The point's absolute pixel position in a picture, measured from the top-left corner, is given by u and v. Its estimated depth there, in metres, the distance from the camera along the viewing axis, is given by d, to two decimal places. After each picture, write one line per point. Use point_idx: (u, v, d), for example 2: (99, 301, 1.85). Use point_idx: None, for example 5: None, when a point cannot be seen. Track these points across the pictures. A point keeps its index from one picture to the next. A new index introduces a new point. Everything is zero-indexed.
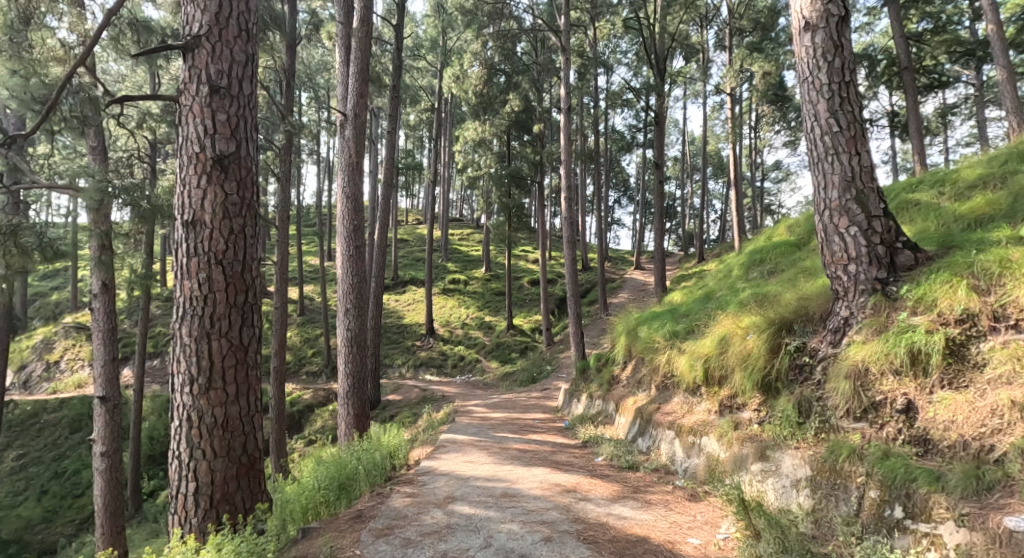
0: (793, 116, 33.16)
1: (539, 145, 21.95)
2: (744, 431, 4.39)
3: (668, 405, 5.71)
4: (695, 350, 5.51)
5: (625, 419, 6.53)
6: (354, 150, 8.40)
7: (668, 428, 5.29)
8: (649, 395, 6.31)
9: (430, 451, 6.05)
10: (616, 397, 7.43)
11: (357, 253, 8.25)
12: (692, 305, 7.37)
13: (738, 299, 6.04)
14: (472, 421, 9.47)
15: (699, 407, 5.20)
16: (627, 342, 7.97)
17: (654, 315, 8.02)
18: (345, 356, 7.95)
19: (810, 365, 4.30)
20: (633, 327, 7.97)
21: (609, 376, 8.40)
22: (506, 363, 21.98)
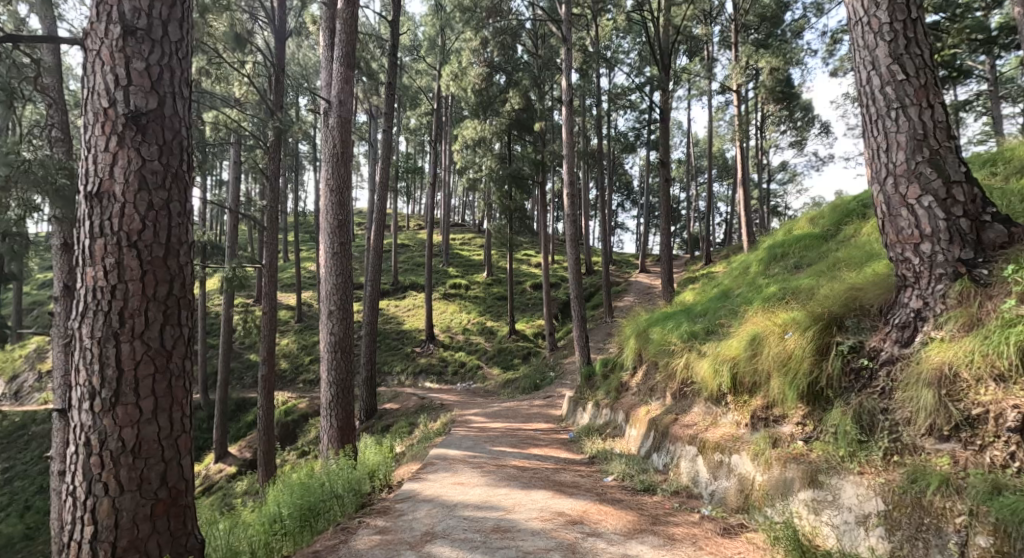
0: (799, 116, 32.61)
1: (542, 144, 21.31)
2: (786, 450, 3.76)
3: (687, 417, 5.08)
4: (720, 352, 4.90)
5: (637, 432, 5.89)
6: (338, 139, 7.78)
7: (688, 444, 4.66)
8: (663, 406, 5.68)
9: (417, 470, 5.40)
10: (624, 407, 6.80)
11: (342, 249, 7.58)
12: (709, 304, 6.75)
13: (764, 294, 5.42)
14: (469, 433, 8.80)
15: (725, 419, 4.57)
16: (637, 346, 7.32)
17: (667, 316, 7.41)
18: (329, 363, 7.30)
19: (870, 369, 3.66)
20: (643, 328, 7.35)
21: (616, 383, 7.74)
22: (508, 369, 21.31)
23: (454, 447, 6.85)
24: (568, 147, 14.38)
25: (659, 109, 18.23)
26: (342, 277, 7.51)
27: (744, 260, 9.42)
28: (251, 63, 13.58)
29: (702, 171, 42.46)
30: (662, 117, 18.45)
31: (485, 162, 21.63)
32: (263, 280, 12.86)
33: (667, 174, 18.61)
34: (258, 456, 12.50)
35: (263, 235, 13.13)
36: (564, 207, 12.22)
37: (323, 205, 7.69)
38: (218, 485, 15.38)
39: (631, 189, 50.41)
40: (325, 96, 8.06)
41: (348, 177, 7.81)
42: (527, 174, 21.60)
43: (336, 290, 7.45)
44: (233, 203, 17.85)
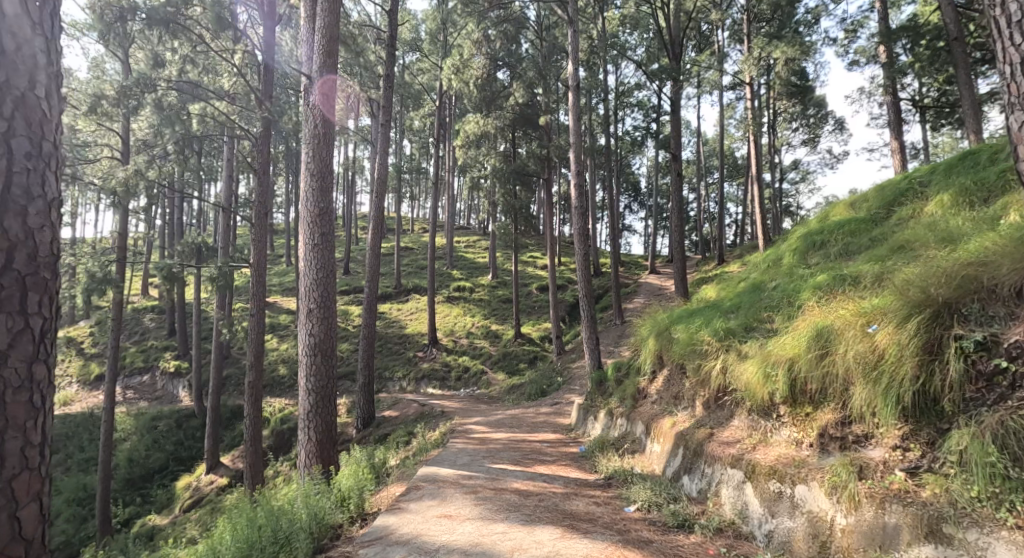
0: (811, 112, 31.74)
1: (547, 139, 20.50)
2: (880, 485, 3.24)
3: (725, 431, 4.60)
4: (766, 353, 4.46)
5: (659, 448, 5.38)
6: (320, 119, 7.02)
7: (732, 467, 4.18)
8: (691, 417, 5.17)
9: (399, 495, 4.59)
10: (641, 416, 6.20)
11: (323, 239, 6.78)
12: (742, 298, 6.04)
13: (813, 281, 4.84)
14: (468, 445, 7.99)
15: (777, 436, 4.13)
16: (655, 348, 6.56)
17: (690, 312, 6.71)
18: (307, 367, 6.46)
19: (1010, 375, 3.02)
20: (663, 325, 6.73)
21: (633, 391, 6.95)
22: (514, 374, 20.42)
23: (448, 464, 6.08)
24: (574, 140, 13.59)
25: (670, 101, 17.35)
26: (323, 271, 6.69)
27: (770, 252, 8.54)
28: (240, 51, 12.80)
29: (712, 170, 41.55)
30: (672, 109, 17.57)
31: (489, 159, 20.86)
32: (250, 280, 12.09)
33: (679, 168, 17.74)
34: (244, 470, 11.79)
35: (251, 231, 12.38)
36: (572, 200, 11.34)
37: (302, 192, 6.90)
38: (209, 498, 14.61)
39: (638, 191, 49.53)
40: (305, 71, 7.25)
41: (331, 160, 7.03)
42: (532, 171, 20.85)
43: (317, 285, 6.65)
44: (228, 202, 17.17)
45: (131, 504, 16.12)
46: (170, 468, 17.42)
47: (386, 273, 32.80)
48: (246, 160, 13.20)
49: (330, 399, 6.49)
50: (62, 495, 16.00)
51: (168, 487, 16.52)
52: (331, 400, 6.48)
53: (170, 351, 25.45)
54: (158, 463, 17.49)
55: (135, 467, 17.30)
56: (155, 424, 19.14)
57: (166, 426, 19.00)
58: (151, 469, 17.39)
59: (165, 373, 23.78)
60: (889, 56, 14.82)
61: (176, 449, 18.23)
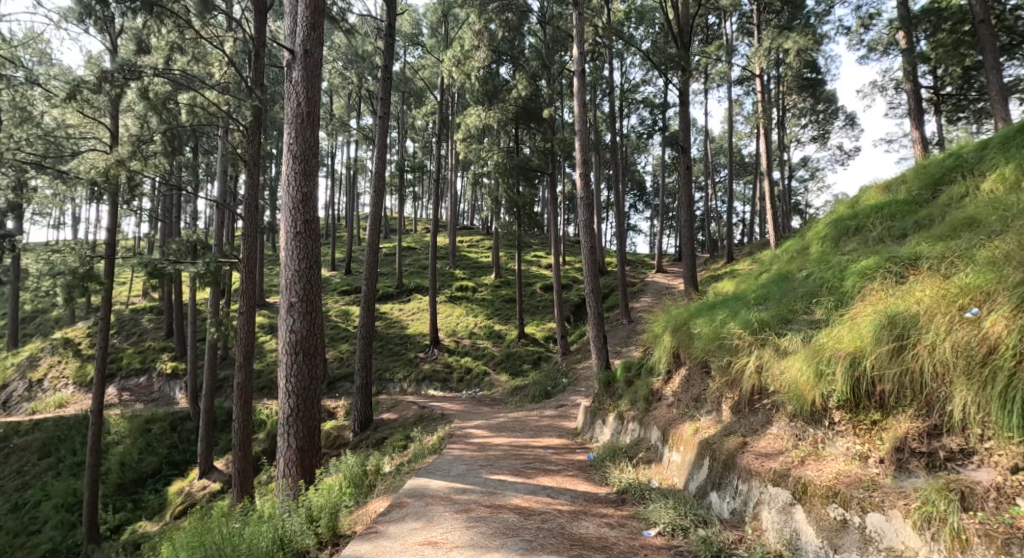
0: (821, 107, 31.07)
1: (551, 132, 19.94)
2: (988, 518, 2.85)
3: (762, 440, 4.29)
4: (818, 349, 4.11)
5: (679, 458, 5.04)
6: (305, 97, 6.43)
7: (776, 486, 3.84)
8: (717, 424, 4.84)
9: (384, 522, 4.16)
10: (656, 419, 5.81)
11: (307, 227, 6.21)
12: (770, 288, 5.60)
13: (864, 267, 4.49)
14: (467, 451, 7.43)
15: (833, 449, 3.78)
16: (671, 346, 6.12)
17: (711, 304, 6.28)
18: (288, 367, 5.87)
19: None
20: (680, 317, 6.33)
21: (645, 393, 6.43)
22: (517, 375, 19.81)
23: (442, 475, 5.60)
24: (580, 130, 12.99)
25: (678, 92, 16.74)
26: (306, 261, 6.11)
27: (793, 242, 7.96)
28: (231, 39, 12.26)
29: (718, 168, 40.88)
30: (681, 101, 16.94)
31: (492, 154, 20.28)
32: (240, 277, 11.54)
33: (688, 161, 17.08)
34: (233, 476, 11.31)
35: (242, 225, 11.84)
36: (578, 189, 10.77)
37: (284, 174, 6.32)
38: (200, 504, 14.03)
39: (644, 190, 48.89)
40: (289, 45, 6.66)
41: (316, 141, 6.46)
42: (536, 166, 20.36)
43: (300, 277, 6.08)
44: (223, 199, 16.70)
45: (121, 510, 15.55)
46: (163, 472, 16.88)
47: (388, 273, 32.28)
48: (237, 154, 12.69)
49: (313, 402, 5.91)
50: (51, 501, 15.47)
51: (160, 492, 15.97)
52: (314, 403, 5.91)
53: (167, 352, 24.96)
54: (151, 467, 16.95)
55: (127, 471, 16.76)
56: (149, 427, 18.61)
57: (160, 429, 18.45)
58: (144, 473, 16.84)
59: (162, 374, 23.29)
60: (909, 42, 14.16)
61: (170, 452, 17.70)
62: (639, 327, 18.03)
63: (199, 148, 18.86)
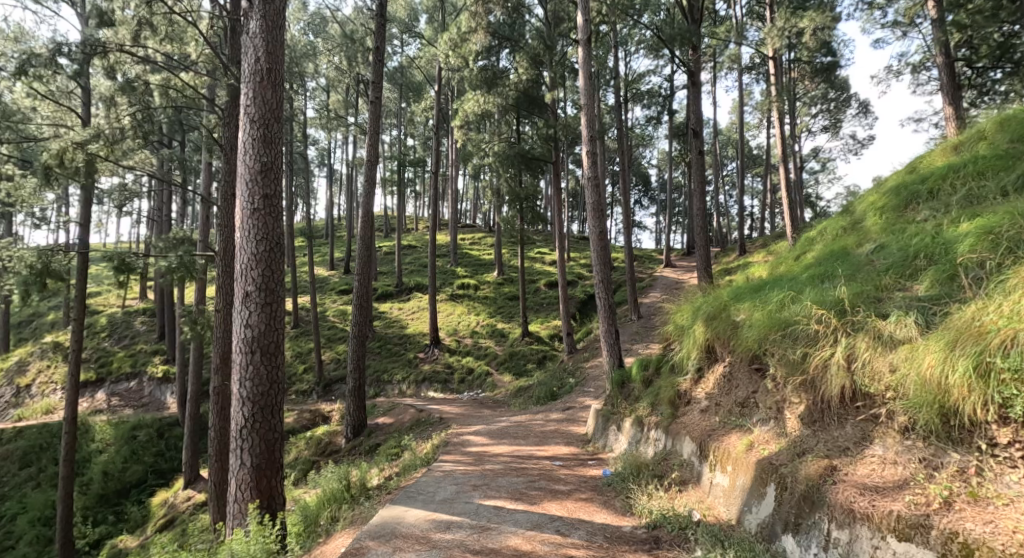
0: (833, 94, 29.97)
1: (554, 118, 18.95)
2: None
3: (859, 466, 3.60)
4: (976, 334, 3.33)
5: (728, 481, 4.41)
6: (264, 50, 5.41)
7: (905, 542, 3.07)
8: (780, 439, 4.23)
9: None
10: (687, 428, 5.21)
11: (267, 204, 5.25)
12: (829, 266, 5.04)
13: (983, 229, 4.01)
14: (463, 464, 6.51)
15: (1010, 490, 2.97)
16: (712, 337, 5.52)
17: (753, 286, 5.69)
18: (243, 369, 4.91)
19: None
20: (716, 301, 5.74)
21: (670, 396, 5.77)
22: (522, 376, 18.78)
23: (424, 504, 4.90)
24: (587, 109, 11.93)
25: (687, 71, 15.67)
26: (264, 243, 5.15)
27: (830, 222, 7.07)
28: (207, 14, 11.37)
29: (725, 161, 39.77)
30: (693, 81, 15.84)
31: (492, 144, 19.28)
32: (215, 271, 10.57)
33: (700, 146, 15.97)
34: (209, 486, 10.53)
35: (217, 215, 10.88)
36: (587, 167, 9.67)
37: (239, 142, 5.33)
38: (183, 517, 13.07)
39: (649, 184, 47.77)
40: None
41: (279, 104, 5.48)
42: (538, 155, 19.30)
43: (256, 262, 5.11)
44: (206, 192, 15.72)
45: (102, 523, 14.59)
46: (148, 482, 15.93)
47: (387, 272, 31.31)
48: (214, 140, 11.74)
49: (271, 411, 4.94)
50: (28, 514, 14.56)
51: (144, 503, 15.01)
52: (271, 413, 4.92)
53: (159, 355, 24.05)
54: (135, 476, 16.01)
55: (111, 481, 15.82)
56: (135, 433, 17.67)
57: (146, 436, 17.52)
58: (128, 483, 15.89)
59: (153, 379, 22.40)
60: (941, 11, 13.08)
61: (156, 460, 16.79)
62: (649, 324, 17.02)
63: (183, 140, 17.92)
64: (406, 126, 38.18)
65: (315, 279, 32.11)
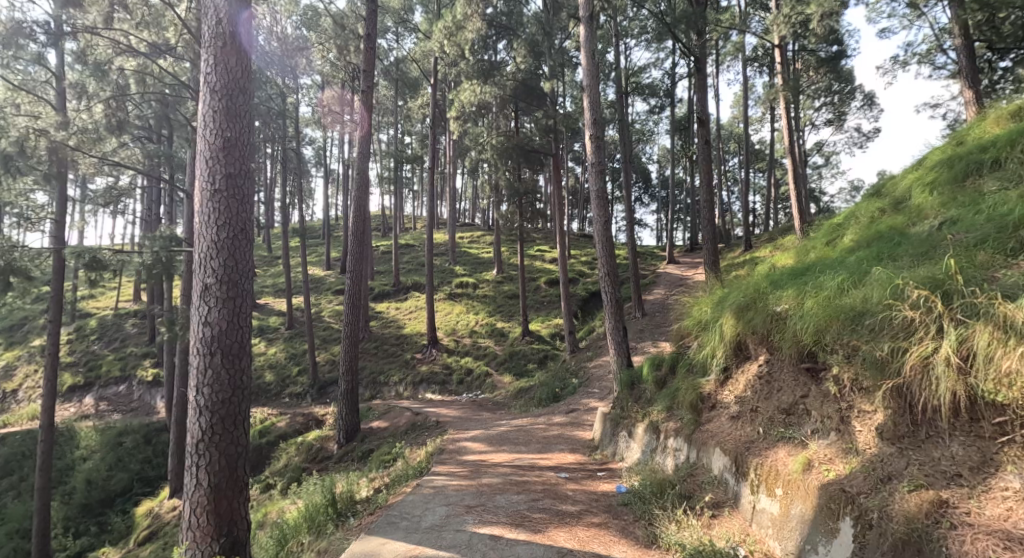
0: (838, 86, 29.37)
1: (554, 108, 18.25)
2: None
3: (986, 503, 2.95)
4: None
5: (782, 508, 3.84)
6: (225, 9, 4.69)
7: None
8: (849, 457, 3.65)
9: None
10: (719, 439, 4.69)
11: (230, 184, 4.61)
12: (884, 250, 4.50)
13: None
14: (458, 477, 5.90)
15: None
16: (746, 331, 5.01)
17: (792, 272, 5.15)
18: (202, 374, 4.27)
19: None
20: (748, 289, 5.22)
21: (691, 400, 5.26)
22: (522, 376, 18.14)
23: (407, 534, 4.35)
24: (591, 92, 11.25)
25: (693, 58, 15.00)
26: (226, 229, 4.51)
27: (858, 209, 6.48)
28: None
29: (728, 156, 39.16)
30: (698, 67, 15.18)
31: (490, 137, 18.63)
32: None
33: (707, 136, 15.25)
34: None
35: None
36: (591, 151, 8.95)
37: (199, 113, 4.67)
38: (165, 529, 12.40)
39: (649, 181, 47.14)
40: None
41: (246, 73, 4.81)
42: (537, 146, 18.59)
43: (217, 250, 4.47)
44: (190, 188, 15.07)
45: (84, 534, 13.94)
46: (133, 491, 15.28)
47: (384, 271, 30.66)
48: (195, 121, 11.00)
49: (233, 423, 4.29)
50: (5, 526, 13.92)
51: (128, 513, 14.37)
52: (232, 424, 4.27)
53: (149, 358, 23.38)
54: (120, 485, 15.36)
55: (94, 490, 15.18)
56: (121, 440, 17.04)
57: (132, 442, 16.87)
58: (112, 492, 15.24)
59: (142, 382, 21.73)
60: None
61: (142, 468, 16.13)
62: (654, 322, 16.38)
63: (170, 134, 17.23)
64: (402, 123, 37.47)
65: (310, 279, 31.46)
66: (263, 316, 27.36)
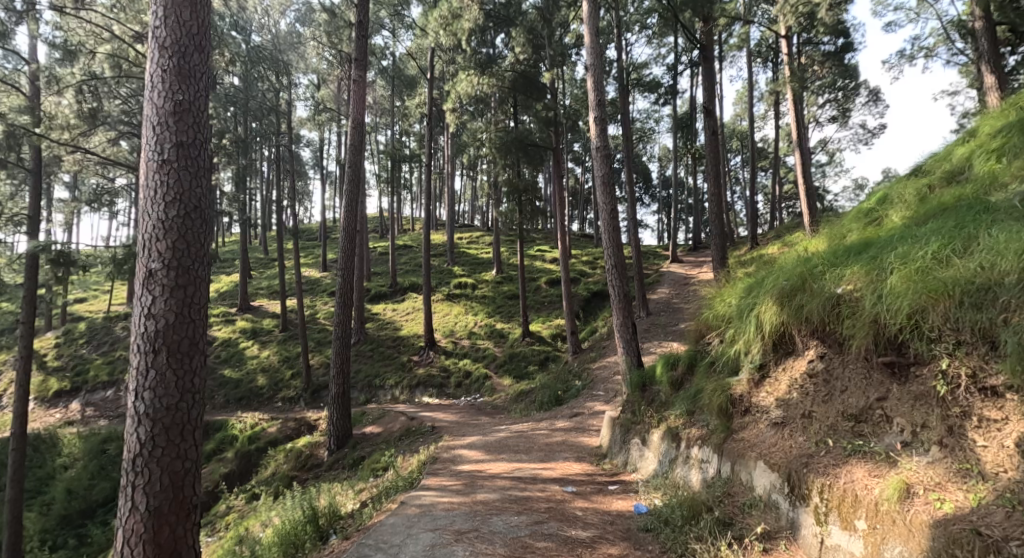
0: (843, 82, 28.80)
1: (554, 101, 17.63)
2: None
3: None
4: None
5: (868, 542, 3.17)
6: None
7: None
8: (971, 483, 2.96)
9: None
10: (764, 452, 4.06)
11: (182, 155, 3.95)
12: (965, 230, 3.85)
13: None
14: (449, 493, 5.24)
15: None
16: (796, 321, 4.41)
17: (848, 253, 4.53)
18: (142, 375, 3.62)
19: None
20: (792, 273, 4.62)
21: (720, 403, 4.68)
22: (523, 378, 17.47)
23: None
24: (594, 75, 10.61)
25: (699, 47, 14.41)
26: (176, 206, 3.86)
27: (895, 192, 5.84)
28: None
29: (730, 155, 38.56)
30: (705, 55, 14.59)
31: (488, 132, 18.01)
32: None
33: (714, 126, 14.58)
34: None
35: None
36: (596, 136, 8.28)
37: (147, 71, 4.01)
38: None
39: (650, 180, 46.52)
40: None
41: (203, 28, 4.15)
42: (537, 140, 17.88)
43: (165, 230, 3.82)
44: None
45: (61, 548, 13.23)
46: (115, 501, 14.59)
47: (381, 273, 30.01)
48: None
49: (180, 434, 3.62)
50: None
51: (109, 525, 13.67)
52: (179, 436, 3.61)
53: None
54: (102, 495, 14.67)
55: (74, 501, 14.50)
56: (104, 448, 16.38)
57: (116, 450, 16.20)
58: (93, 502, 14.56)
59: None
60: None
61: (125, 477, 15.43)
62: (660, 321, 15.73)
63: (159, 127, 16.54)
64: (399, 122, 36.83)
65: (306, 280, 30.78)
66: (257, 319, 26.69)
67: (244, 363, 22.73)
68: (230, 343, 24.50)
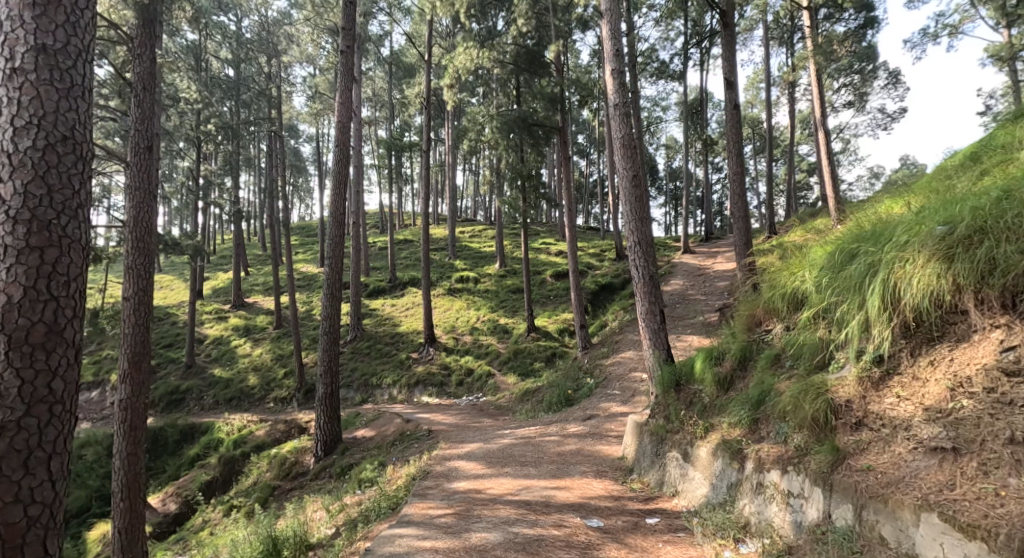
0: (861, 65, 27.45)
1: (561, 76, 16.35)
2: None
3: None
4: None
5: None
6: None
7: None
8: None
9: None
10: (937, 501, 2.85)
11: (45, 72, 2.96)
12: None
13: None
14: (434, 530, 4.13)
15: None
16: (977, 282, 3.41)
17: None
18: None
19: None
20: (958, 218, 3.67)
21: (817, 413, 3.72)
22: (528, 376, 16.25)
23: None
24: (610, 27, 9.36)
25: (720, 13, 13.19)
26: (32, 135, 2.92)
27: (1012, 142, 4.57)
28: None
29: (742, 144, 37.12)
30: (725, 21, 13.33)
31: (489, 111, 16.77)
32: (127, 244, 7.79)
33: (735, 101, 13.25)
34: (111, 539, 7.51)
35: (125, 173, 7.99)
36: (613, 91, 7.09)
37: None
38: None
39: (657, 172, 45.15)
40: None
41: None
42: (542, 120, 16.60)
43: (14, 169, 2.90)
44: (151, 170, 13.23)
45: None
46: (91, 510, 13.59)
47: (380, 268, 28.89)
48: (118, 56, 8.64)
49: (24, 470, 2.79)
50: None
51: (79, 538, 12.57)
52: (23, 473, 2.77)
53: None
54: (76, 504, 13.68)
55: None
56: (81, 452, 15.33)
57: (94, 456, 15.11)
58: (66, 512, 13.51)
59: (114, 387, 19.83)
60: None
61: (103, 484, 14.42)
62: (676, 315, 14.53)
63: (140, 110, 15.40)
64: (399, 114, 35.59)
65: (302, 276, 29.68)
66: (251, 315, 25.60)
67: (235, 362, 21.61)
68: (222, 341, 23.41)
